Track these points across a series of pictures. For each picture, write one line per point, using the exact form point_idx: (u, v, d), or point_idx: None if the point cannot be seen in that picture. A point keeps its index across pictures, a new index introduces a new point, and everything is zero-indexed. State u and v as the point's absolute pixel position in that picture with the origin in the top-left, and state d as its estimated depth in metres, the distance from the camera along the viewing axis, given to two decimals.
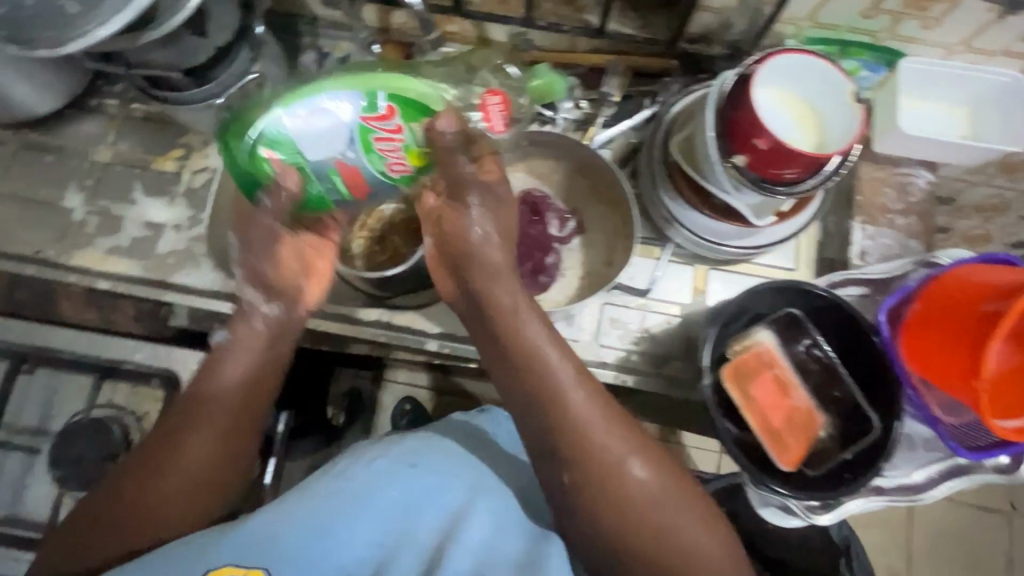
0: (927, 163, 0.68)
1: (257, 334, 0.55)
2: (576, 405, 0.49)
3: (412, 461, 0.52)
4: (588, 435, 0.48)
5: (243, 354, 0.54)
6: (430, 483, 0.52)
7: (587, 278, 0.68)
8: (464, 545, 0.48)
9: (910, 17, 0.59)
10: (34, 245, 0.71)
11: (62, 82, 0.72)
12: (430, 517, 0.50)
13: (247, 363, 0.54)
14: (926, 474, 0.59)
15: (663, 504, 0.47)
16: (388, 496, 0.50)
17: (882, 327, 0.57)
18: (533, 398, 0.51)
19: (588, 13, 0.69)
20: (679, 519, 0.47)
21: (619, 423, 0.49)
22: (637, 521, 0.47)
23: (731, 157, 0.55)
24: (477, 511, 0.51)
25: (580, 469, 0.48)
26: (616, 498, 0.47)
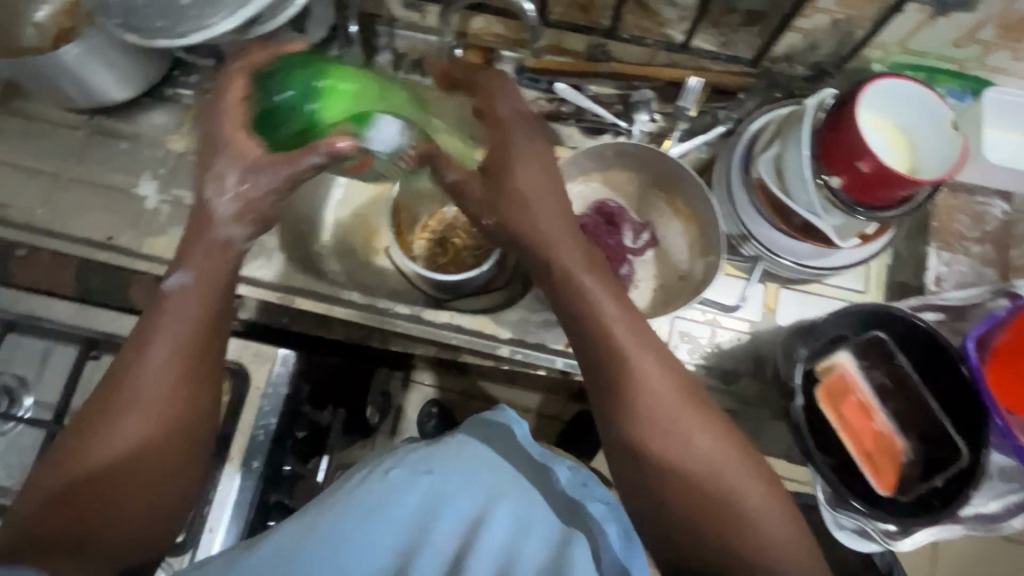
0: (1003, 194, 0.68)
1: (200, 287, 0.50)
2: (637, 383, 0.48)
3: (428, 468, 0.48)
4: (648, 415, 0.48)
5: (189, 307, 0.49)
6: (449, 485, 0.46)
7: (662, 289, 0.69)
8: (482, 551, 0.42)
9: (1001, 48, 0.61)
10: (106, 231, 0.71)
11: (143, 70, 0.72)
12: (447, 523, 0.44)
13: (194, 316, 0.49)
14: (1002, 504, 0.58)
15: (724, 481, 0.46)
16: (405, 506, 0.45)
17: (970, 353, 0.56)
18: (597, 380, 0.50)
19: (671, 28, 0.69)
20: (740, 484, 0.46)
21: (676, 400, 0.48)
22: (697, 504, 0.46)
23: (827, 178, 0.56)
24: (500, 513, 0.45)
25: (642, 454, 0.48)
26: (669, 482, 0.47)
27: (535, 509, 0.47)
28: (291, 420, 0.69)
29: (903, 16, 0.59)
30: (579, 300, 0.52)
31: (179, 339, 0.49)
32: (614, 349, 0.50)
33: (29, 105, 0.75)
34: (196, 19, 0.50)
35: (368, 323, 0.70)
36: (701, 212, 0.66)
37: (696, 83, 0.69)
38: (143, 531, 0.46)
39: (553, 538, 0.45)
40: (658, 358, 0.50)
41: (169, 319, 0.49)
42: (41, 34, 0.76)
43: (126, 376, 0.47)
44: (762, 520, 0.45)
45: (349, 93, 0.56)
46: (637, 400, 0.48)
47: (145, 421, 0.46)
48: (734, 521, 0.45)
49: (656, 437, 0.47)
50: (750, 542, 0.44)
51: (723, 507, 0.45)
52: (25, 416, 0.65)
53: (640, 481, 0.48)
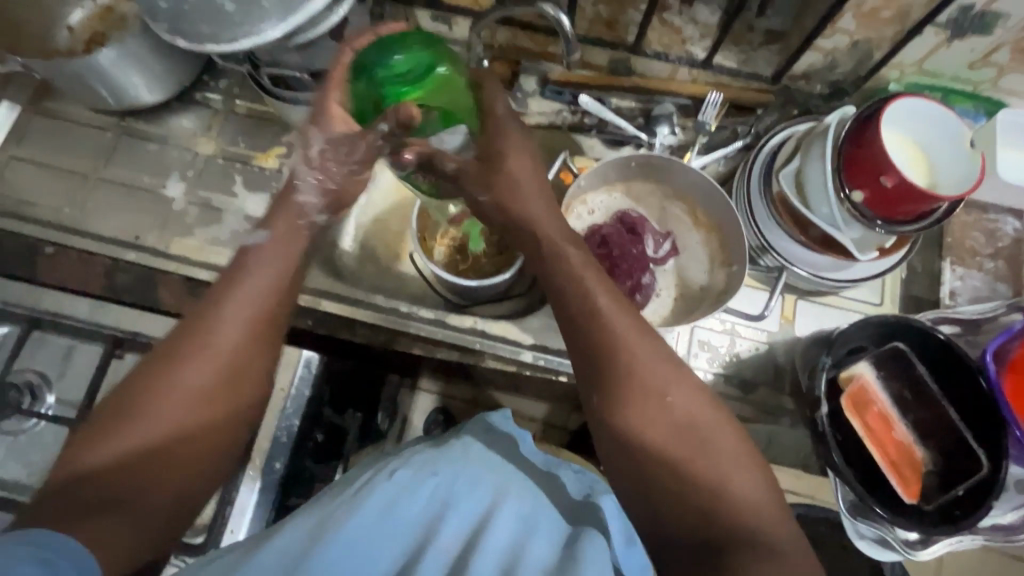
0: (1014, 211, 0.70)
1: (269, 272, 0.53)
2: (614, 341, 0.49)
3: (434, 469, 0.48)
4: (624, 370, 0.49)
5: (254, 288, 0.52)
6: (458, 487, 0.47)
7: (682, 298, 0.70)
8: (487, 550, 0.42)
9: (1014, 71, 0.63)
10: (134, 231, 0.72)
11: (176, 74, 0.73)
12: (453, 523, 0.44)
13: (255, 295, 0.51)
14: (1019, 515, 0.60)
15: (700, 436, 0.47)
16: (414, 505, 0.45)
17: (989, 365, 0.57)
18: (575, 341, 0.51)
19: (693, 45, 0.73)
20: (735, 476, 0.46)
21: (653, 357, 0.49)
22: (674, 458, 0.47)
23: (850, 193, 0.58)
24: (507, 514, 0.46)
25: (619, 409, 0.48)
26: (645, 436, 0.47)
27: (540, 510, 0.48)
28: (311, 422, 0.69)
29: (921, 38, 0.62)
30: (558, 268, 0.53)
31: (241, 321, 0.50)
32: (591, 308, 0.51)
33: (61, 107, 0.77)
34: (243, 26, 0.52)
35: (391, 326, 0.71)
36: (724, 224, 0.68)
37: (717, 97, 0.71)
38: (170, 506, 0.46)
39: (558, 538, 0.46)
40: (634, 318, 0.51)
41: (234, 300, 0.51)
42: (74, 38, 0.77)
43: (183, 352, 0.48)
44: (738, 476, 0.46)
45: (450, 93, 0.55)
46: (619, 367, 0.49)
47: (192, 388, 0.48)
48: (708, 476, 0.46)
49: (633, 392, 0.48)
50: (724, 496, 0.45)
51: (699, 460, 0.46)
52: (48, 414, 0.65)
53: (617, 436, 0.48)
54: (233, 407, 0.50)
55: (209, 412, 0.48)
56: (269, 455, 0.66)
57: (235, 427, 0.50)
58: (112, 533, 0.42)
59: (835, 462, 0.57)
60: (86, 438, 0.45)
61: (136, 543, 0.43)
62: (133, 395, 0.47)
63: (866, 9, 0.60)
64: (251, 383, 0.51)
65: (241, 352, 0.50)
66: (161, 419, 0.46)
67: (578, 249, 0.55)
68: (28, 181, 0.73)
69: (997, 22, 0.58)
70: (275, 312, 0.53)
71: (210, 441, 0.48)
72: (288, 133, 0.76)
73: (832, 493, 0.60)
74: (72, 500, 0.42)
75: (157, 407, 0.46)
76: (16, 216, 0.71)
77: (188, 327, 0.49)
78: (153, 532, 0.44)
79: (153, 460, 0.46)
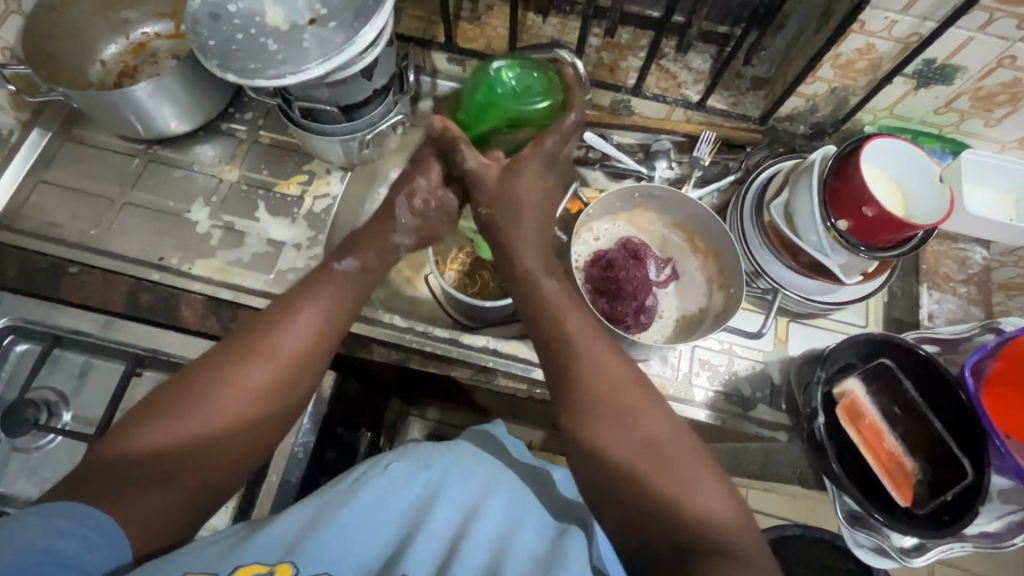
0: (981, 242, 0.77)
1: (327, 294, 0.57)
2: (586, 360, 0.52)
3: (426, 463, 0.51)
4: (597, 391, 0.51)
5: (314, 308, 0.56)
6: (447, 480, 0.50)
7: (683, 320, 0.75)
8: (477, 538, 0.45)
9: (974, 116, 0.70)
10: (160, 252, 0.75)
11: (206, 106, 0.78)
12: (444, 513, 0.47)
13: (314, 315, 0.56)
14: (1003, 523, 0.64)
15: (665, 454, 0.48)
16: (408, 497, 0.48)
17: (968, 380, 0.62)
18: (551, 363, 0.54)
19: (687, 89, 0.79)
20: (698, 488, 0.46)
21: (626, 376, 0.52)
22: (642, 474, 0.47)
23: (835, 222, 0.64)
24: (495, 504, 0.49)
25: (587, 428, 0.50)
26: (613, 453, 0.48)
27: (526, 504, 0.51)
28: (325, 439, 0.71)
29: (891, 87, 0.69)
30: (533, 300, 0.56)
31: (302, 335, 0.55)
32: (562, 334, 0.54)
33: (90, 134, 0.80)
34: (282, 63, 0.59)
35: (406, 345, 0.74)
36: (722, 251, 0.73)
37: (709, 135, 0.79)
38: (190, 499, 0.48)
39: (547, 530, 0.49)
40: (608, 343, 0.54)
41: (297, 314, 0.55)
42: (107, 70, 0.81)
43: (243, 356, 0.52)
44: (704, 490, 0.46)
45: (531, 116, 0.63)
46: (585, 377, 0.51)
47: (240, 390, 0.51)
48: (678, 486, 0.46)
49: (602, 411, 0.50)
50: (689, 511, 0.45)
51: (666, 476, 0.47)
52: (65, 429, 0.66)
53: (588, 452, 0.49)
54: (275, 414, 0.53)
55: (255, 415, 0.52)
56: (284, 474, 0.65)
57: (270, 434, 0.53)
58: (141, 514, 0.45)
59: (832, 470, 0.61)
60: (138, 419, 0.49)
61: (160, 527, 0.46)
62: (188, 387, 0.50)
63: (843, 61, 0.67)
64: (295, 395, 0.55)
65: (295, 365, 0.54)
66: (209, 413, 0.50)
67: (554, 285, 0.57)
68: (55, 204, 0.76)
69: (957, 74, 0.65)
70: (331, 333, 0.57)
71: (245, 443, 0.51)
72: (310, 163, 0.81)
73: (832, 503, 0.63)
74: (116, 476, 0.46)
75: (209, 402, 0.50)
76: (43, 237, 0.74)
77: (252, 332, 0.54)
78: (175, 520, 0.47)
79: (192, 452, 0.48)
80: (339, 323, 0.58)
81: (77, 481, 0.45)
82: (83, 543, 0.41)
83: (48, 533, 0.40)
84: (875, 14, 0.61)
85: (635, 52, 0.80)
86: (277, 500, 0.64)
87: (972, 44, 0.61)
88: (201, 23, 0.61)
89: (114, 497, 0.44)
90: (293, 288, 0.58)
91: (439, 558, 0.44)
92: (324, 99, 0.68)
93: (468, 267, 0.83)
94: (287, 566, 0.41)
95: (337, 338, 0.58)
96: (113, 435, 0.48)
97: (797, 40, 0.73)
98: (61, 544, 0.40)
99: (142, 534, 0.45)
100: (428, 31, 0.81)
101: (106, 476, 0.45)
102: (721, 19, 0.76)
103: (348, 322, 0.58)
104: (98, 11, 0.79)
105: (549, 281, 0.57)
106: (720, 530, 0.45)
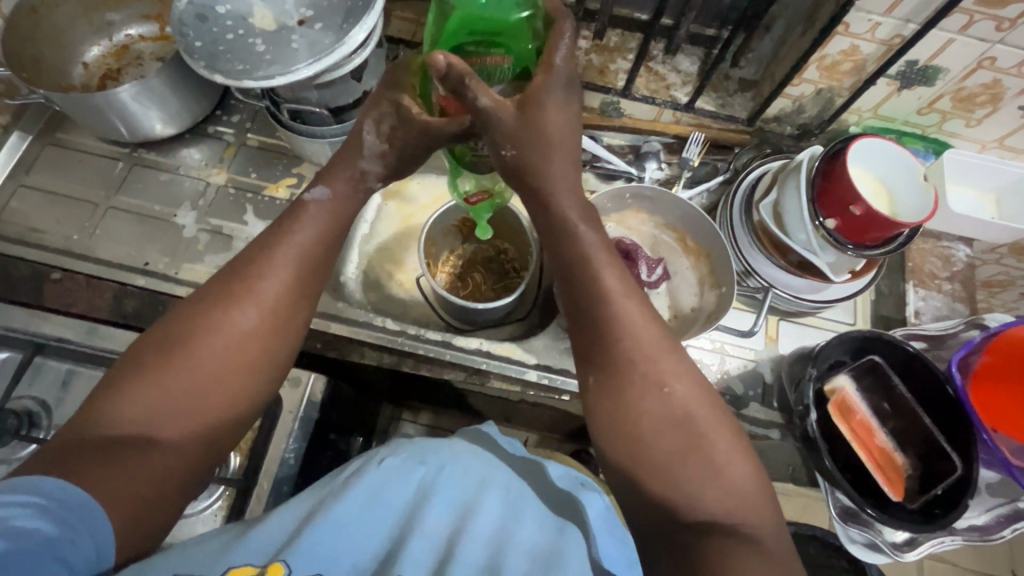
0: (963, 240, 0.78)
1: (307, 242, 0.56)
2: (619, 319, 0.51)
3: (422, 459, 0.50)
4: (628, 356, 0.50)
5: (292, 251, 0.55)
6: (438, 472, 0.49)
7: (676, 319, 0.75)
8: (473, 536, 0.44)
9: (956, 117, 0.72)
10: (144, 257, 0.73)
11: (191, 108, 0.76)
12: (438, 509, 0.46)
13: (292, 258, 0.55)
14: (992, 516, 0.65)
15: (695, 429, 0.48)
16: (402, 496, 0.47)
17: (955, 375, 0.63)
18: (581, 325, 0.54)
19: (676, 91, 0.80)
20: (728, 467, 0.46)
21: (660, 344, 0.51)
22: (666, 447, 0.47)
23: (823, 221, 0.65)
24: (490, 500, 0.48)
25: (610, 394, 0.50)
26: (641, 419, 0.49)
27: (524, 498, 0.50)
28: (316, 444, 0.70)
29: (875, 88, 0.70)
30: (574, 249, 0.55)
31: (284, 278, 0.54)
32: (594, 289, 0.53)
33: (72, 138, 0.79)
34: (270, 63, 0.59)
35: (398, 348, 0.73)
36: (712, 250, 0.73)
37: (698, 136, 0.79)
38: (183, 455, 0.46)
39: (545, 523, 0.48)
40: (643, 301, 0.53)
41: (277, 256, 0.54)
42: (89, 74, 0.80)
43: (224, 304, 0.51)
44: (732, 465, 0.47)
45: (510, 35, 0.53)
46: (621, 348, 0.51)
47: (222, 338, 0.50)
48: (705, 461, 0.47)
49: (632, 373, 0.50)
50: (719, 487, 0.46)
51: (691, 453, 0.47)
52: (47, 438, 0.64)
53: (615, 419, 0.50)
54: (265, 359, 0.52)
55: (243, 359, 0.51)
56: (275, 481, 0.64)
57: (262, 381, 0.52)
58: (132, 474, 0.43)
59: (826, 466, 0.62)
60: (119, 379, 0.47)
61: (150, 485, 0.44)
62: (171, 340, 0.49)
63: (828, 62, 0.68)
64: (285, 340, 0.54)
65: (281, 306, 0.53)
66: (197, 362, 0.49)
67: (587, 233, 0.55)
68: (37, 209, 0.75)
69: (938, 75, 0.66)
70: (311, 275, 0.56)
71: (237, 389, 0.50)
72: (299, 165, 0.80)
73: (825, 500, 0.64)
74: (99, 435, 0.44)
75: (197, 347, 0.49)
76: (24, 243, 0.72)
77: (237, 274, 0.53)
78: (170, 478, 0.45)
79: (181, 402, 0.47)
80: (319, 268, 0.57)
81: (60, 444, 0.44)
82: (67, 530, 0.39)
83: (37, 513, 0.39)
84: (859, 17, 0.62)
85: (623, 55, 0.80)
86: (268, 506, 0.63)
87: (953, 46, 0.63)
88: (187, 25, 0.60)
89: (100, 460, 0.43)
90: (276, 229, 0.57)
91: (436, 555, 0.43)
92: (312, 101, 0.67)
93: (460, 269, 0.83)
94: (279, 564, 0.40)
95: (316, 283, 0.57)
96: (96, 392, 0.47)
97: (783, 42, 0.74)
98: (44, 528, 0.38)
99: (131, 496, 0.43)
100: (418, 33, 0.80)
101: (89, 439, 0.44)
102: (708, 22, 0.77)
103: (326, 269, 0.58)
104: (82, 13, 0.78)
105: (589, 229, 0.55)
106: (746, 507, 0.45)
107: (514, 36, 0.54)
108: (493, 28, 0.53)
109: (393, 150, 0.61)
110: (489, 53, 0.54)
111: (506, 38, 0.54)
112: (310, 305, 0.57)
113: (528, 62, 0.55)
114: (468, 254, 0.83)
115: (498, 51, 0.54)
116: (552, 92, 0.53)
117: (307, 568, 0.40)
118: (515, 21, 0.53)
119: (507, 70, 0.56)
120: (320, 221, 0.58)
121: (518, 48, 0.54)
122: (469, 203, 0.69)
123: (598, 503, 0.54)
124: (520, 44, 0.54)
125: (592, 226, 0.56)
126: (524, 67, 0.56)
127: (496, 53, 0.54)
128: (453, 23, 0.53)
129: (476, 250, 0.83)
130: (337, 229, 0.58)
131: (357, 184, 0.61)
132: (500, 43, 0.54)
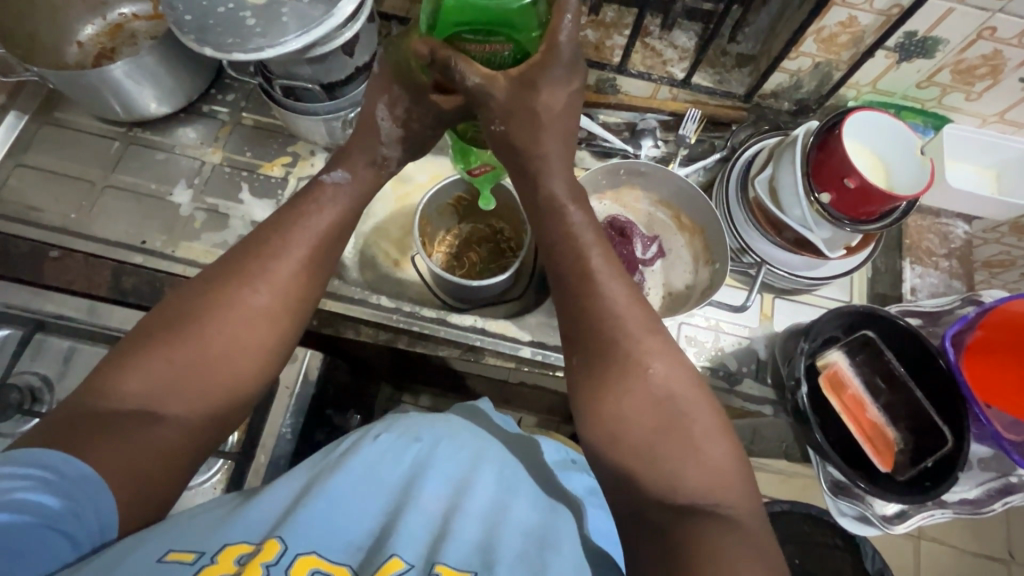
0: (963, 217, 0.78)
1: (313, 226, 0.56)
2: (606, 296, 0.52)
3: (417, 436, 0.51)
4: (610, 333, 0.51)
5: (300, 232, 0.55)
6: (438, 450, 0.50)
7: (670, 296, 0.75)
8: (469, 514, 0.44)
9: (956, 90, 0.71)
10: (141, 235, 0.74)
11: (186, 86, 0.76)
12: (435, 485, 0.46)
13: (300, 239, 0.55)
14: (982, 490, 0.66)
15: (677, 408, 0.48)
16: (399, 472, 0.48)
17: (949, 350, 0.63)
18: (564, 302, 0.53)
19: (673, 66, 0.78)
20: (714, 446, 0.47)
21: (643, 323, 0.51)
22: (652, 425, 0.48)
23: (817, 195, 0.64)
24: (487, 479, 0.48)
25: (595, 369, 0.50)
26: (631, 395, 0.49)
27: (521, 479, 0.51)
28: (313, 418, 0.70)
29: (874, 61, 0.69)
30: (560, 230, 0.55)
31: (291, 261, 0.54)
32: (583, 266, 0.53)
33: (68, 117, 0.79)
34: (260, 36, 0.58)
35: (393, 325, 0.73)
36: (707, 227, 0.73)
37: (695, 113, 0.79)
38: (188, 432, 0.47)
39: (541, 504, 0.49)
40: (626, 280, 0.54)
41: (289, 239, 0.55)
42: (83, 52, 0.80)
43: (233, 283, 0.52)
44: (717, 444, 0.47)
45: (510, 26, 0.52)
46: (609, 325, 0.51)
47: (231, 318, 0.50)
48: (694, 438, 0.47)
49: (618, 350, 0.50)
50: (706, 464, 0.46)
51: (679, 432, 0.47)
52: (49, 413, 0.65)
53: (598, 395, 0.50)
54: (273, 338, 0.53)
55: (253, 341, 0.51)
56: (273, 454, 0.66)
57: (269, 363, 0.53)
58: (137, 448, 0.44)
59: (816, 440, 0.62)
60: (128, 354, 0.48)
61: (156, 459, 0.44)
62: (182, 317, 0.50)
63: (825, 35, 0.67)
64: (292, 323, 0.54)
65: (291, 288, 0.54)
66: (205, 340, 0.49)
67: (575, 214, 0.55)
68: (35, 188, 0.75)
69: (938, 46, 0.65)
70: (319, 260, 0.56)
71: (244, 370, 0.51)
72: (294, 144, 0.80)
73: (816, 473, 0.65)
74: (106, 408, 0.45)
75: (206, 325, 0.50)
76: (21, 221, 0.73)
77: (246, 254, 0.54)
78: (174, 454, 0.46)
79: (188, 379, 0.48)
80: (327, 251, 0.57)
81: (65, 415, 0.44)
82: (69, 503, 0.40)
83: (40, 487, 0.39)
84: None
85: (620, 30, 0.77)
86: (265, 480, 0.65)
87: (952, 16, 0.61)
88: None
89: (106, 433, 0.43)
90: (281, 215, 0.57)
91: (433, 529, 0.43)
92: (304, 76, 0.67)
93: (456, 248, 0.83)
94: (276, 541, 0.40)
95: (325, 267, 0.57)
96: (104, 365, 0.47)
97: (780, 16, 0.72)
98: (48, 501, 0.39)
99: (137, 470, 0.43)
100: (412, 9, 0.80)
101: (98, 412, 0.44)
102: None
103: (332, 251, 0.58)
104: None
105: (571, 206, 0.55)
106: (731, 486, 0.46)
107: (515, 26, 0.52)
108: (492, 19, 0.51)
109: (400, 129, 0.62)
110: (487, 42, 0.54)
111: (507, 28, 0.52)
112: (320, 286, 0.57)
113: (530, 51, 0.55)
114: (464, 233, 0.83)
115: (496, 40, 0.54)
116: (543, 67, 0.53)
117: (304, 543, 0.40)
118: (516, 13, 0.51)
119: (506, 57, 0.55)
120: (313, 197, 0.58)
121: (520, 37, 0.53)
122: (473, 175, 0.71)
123: (583, 482, 0.56)
124: (521, 33, 0.53)
125: (582, 206, 0.56)
126: (524, 53, 0.55)
127: (495, 43, 0.54)
128: (448, 10, 0.52)
129: (471, 229, 0.83)
130: (342, 208, 0.59)
131: (349, 159, 0.61)
132: (499, 32, 0.53)
